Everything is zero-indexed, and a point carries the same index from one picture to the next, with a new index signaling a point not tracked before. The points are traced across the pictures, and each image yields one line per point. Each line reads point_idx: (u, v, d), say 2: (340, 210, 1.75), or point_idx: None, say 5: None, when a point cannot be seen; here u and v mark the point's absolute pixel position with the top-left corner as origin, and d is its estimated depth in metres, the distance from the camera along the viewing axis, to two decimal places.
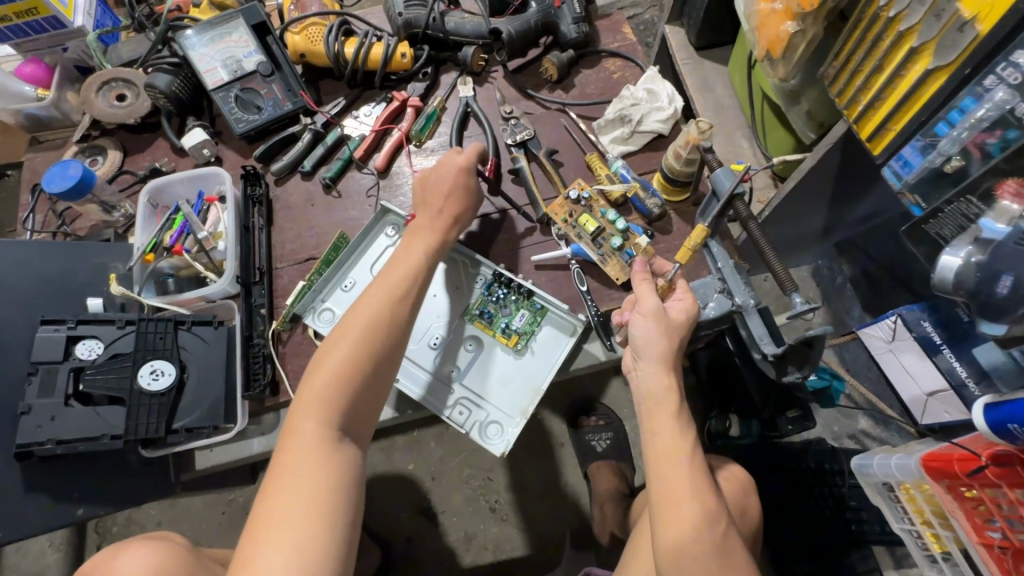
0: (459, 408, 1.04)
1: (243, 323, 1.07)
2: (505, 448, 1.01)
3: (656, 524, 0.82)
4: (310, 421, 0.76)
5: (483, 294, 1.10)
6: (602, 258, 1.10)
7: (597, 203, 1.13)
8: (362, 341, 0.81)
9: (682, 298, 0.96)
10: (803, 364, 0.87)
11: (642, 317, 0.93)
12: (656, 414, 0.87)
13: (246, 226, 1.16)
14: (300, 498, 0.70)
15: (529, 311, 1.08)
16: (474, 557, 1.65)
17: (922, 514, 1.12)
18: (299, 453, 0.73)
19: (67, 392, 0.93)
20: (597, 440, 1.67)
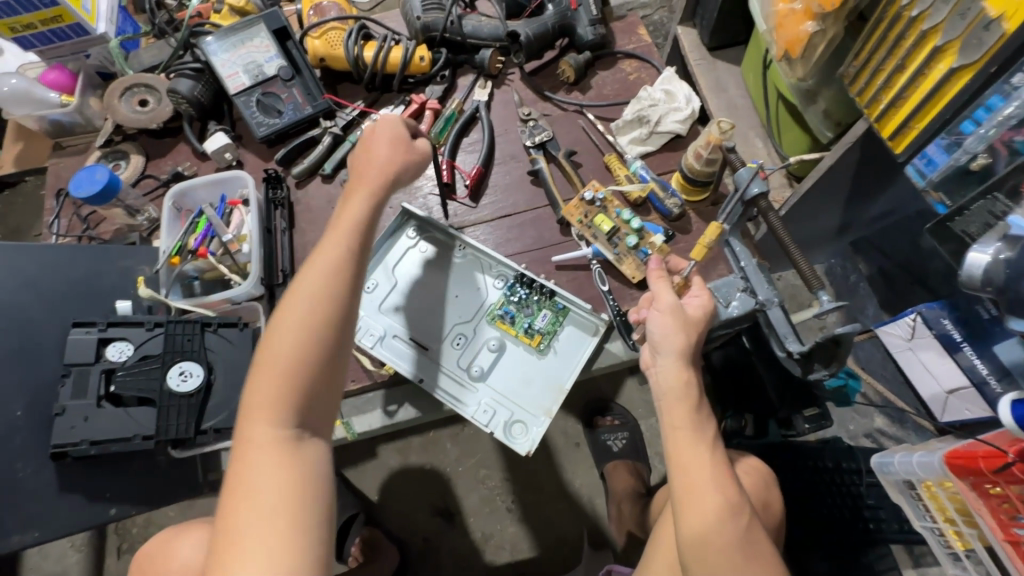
0: (482, 407, 1.04)
1: None
2: (530, 447, 1.01)
3: (680, 519, 0.84)
4: (261, 423, 0.73)
5: (505, 294, 1.11)
6: (617, 257, 1.12)
7: (612, 203, 1.14)
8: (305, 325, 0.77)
9: (698, 294, 0.96)
10: (829, 362, 0.88)
11: (659, 315, 0.93)
12: (676, 407, 0.88)
13: (269, 229, 1.18)
14: (263, 497, 0.69)
15: (551, 311, 1.09)
16: (491, 556, 1.66)
17: (946, 512, 1.12)
18: (253, 461, 0.71)
19: (99, 394, 0.94)
20: (613, 439, 1.68)
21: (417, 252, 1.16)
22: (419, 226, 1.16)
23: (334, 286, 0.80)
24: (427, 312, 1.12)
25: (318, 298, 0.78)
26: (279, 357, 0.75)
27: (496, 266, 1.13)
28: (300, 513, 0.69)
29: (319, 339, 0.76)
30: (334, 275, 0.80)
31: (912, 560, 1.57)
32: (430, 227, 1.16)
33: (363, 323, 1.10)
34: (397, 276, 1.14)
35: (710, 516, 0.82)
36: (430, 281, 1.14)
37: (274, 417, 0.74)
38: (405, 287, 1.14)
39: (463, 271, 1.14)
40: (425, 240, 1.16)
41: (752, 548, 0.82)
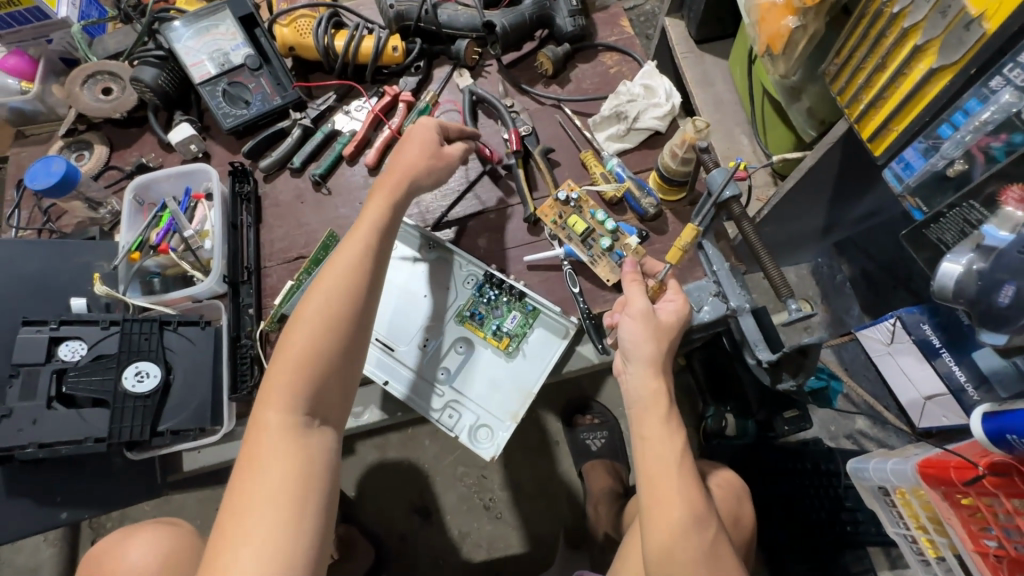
0: (448, 411, 1.02)
1: (230, 322, 1.06)
2: (495, 452, 0.99)
3: (647, 531, 0.81)
4: (273, 409, 0.75)
5: (474, 294, 1.08)
6: (592, 259, 1.08)
7: (586, 204, 1.11)
8: (323, 316, 0.80)
9: (674, 298, 0.93)
10: (796, 370, 0.83)
11: (630, 319, 0.91)
12: (644, 416, 0.86)
13: (234, 224, 1.15)
14: (273, 479, 0.72)
15: (520, 313, 1.06)
16: (467, 555, 1.65)
17: (918, 520, 1.10)
18: (265, 445, 0.74)
19: (49, 395, 0.91)
20: (593, 439, 1.66)
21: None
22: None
23: (353, 286, 0.83)
24: (394, 310, 1.08)
25: (339, 295, 0.81)
26: (298, 348, 0.78)
27: (466, 266, 1.09)
28: (309, 497, 0.72)
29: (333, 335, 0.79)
30: (353, 274, 0.83)
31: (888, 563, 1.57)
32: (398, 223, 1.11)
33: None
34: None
35: (678, 531, 0.79)
36: (398, 278, 1.10)
37: (287, 404, 0.76)
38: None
39: (432, 270, 1.10)
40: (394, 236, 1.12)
41: (719, 564, 0.79)
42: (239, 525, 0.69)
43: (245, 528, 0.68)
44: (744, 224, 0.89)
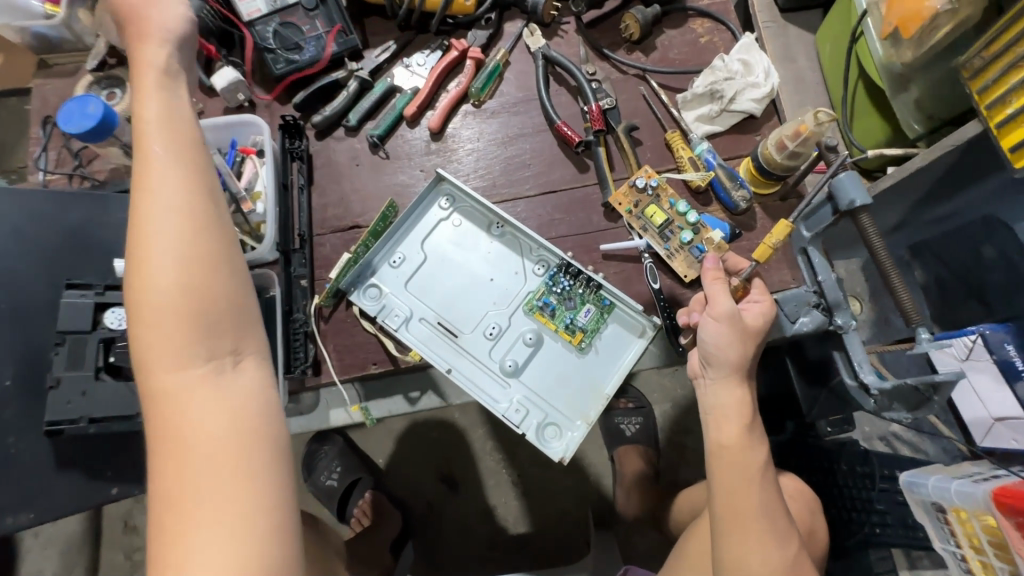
0: (515, 406, 0.96)
1: (283, 295, 0.99)
2: (565, 454, 0.92)
3: (718, 542, 0.79)
4: (161, 370, 0.53)
5: (546, 284, 1.00)
6: (668, 253, 1.01)
7: (665, 192, 1.02)
8: (171, 233, 0.54)
9: (759, 299, 0.85)
10: (913, 407, 0.76)
11: (712, 321, 0.83)
12: (739, 437, 0.80)
13: (286, 185, 1.05)
14: (199, 452, 0.51)
15: (595, 307, 0.99)
16: (494, 527, 1.65)
17: (976, 540, 1.09)
18: (173, 411, 0.52)
19: (98, 365, 0.84)
20: (627, 423, 1.61)
21: (450, 225, 1.04)
22: (453, 197, 1.04)
23: (185, 188, 0.57)
24: (459, 294, 1.01)
25: (168, 207, 0.55)
26: (150, 291, 0.53)
27: (537, 251, 1.02)
28: (261, 452, 0.53)
29: (192, 244, 0.55)
30: (177, 176, 0.57)
31: (908, 561, 1.60)
32: (466, 199, 1.03)
33: (389, 301, 1.00)
34: (426, 251, 1.03)
35: (753, 547, 0.77)
36: (462, 259, 1.03)
37: (181, 357, 0.53)
38: (434, 263, 1.03)
39: (498, 253, 1.03)
40: (461, 214, 1.04)
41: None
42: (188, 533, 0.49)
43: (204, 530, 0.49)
44: (871, 240, 0.77)
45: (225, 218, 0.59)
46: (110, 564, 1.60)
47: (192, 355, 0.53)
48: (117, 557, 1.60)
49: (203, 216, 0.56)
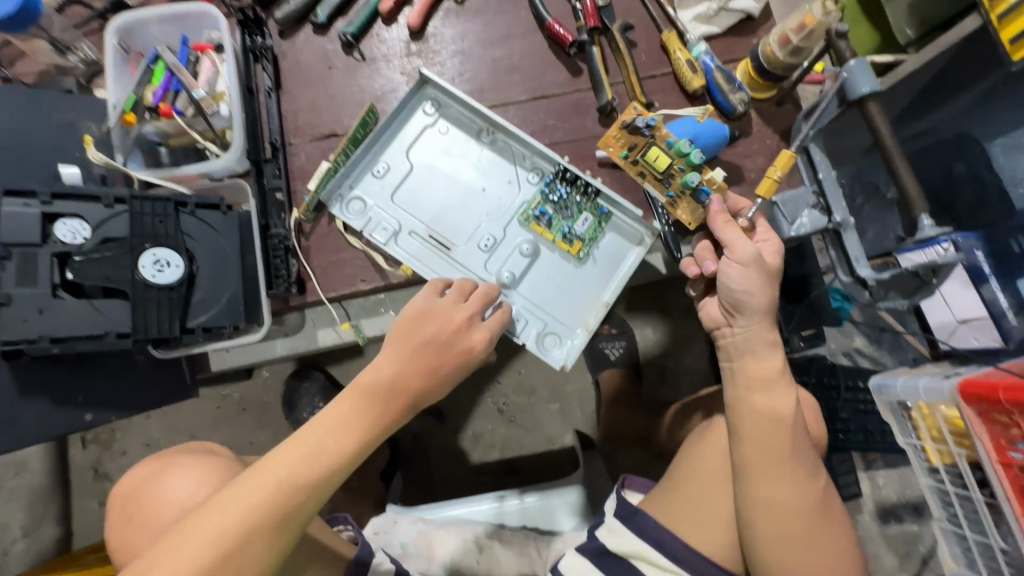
0: (513, 317, 0.95)
1: (258, 208, 0.91)
2: (567, 362, 0.93)
3: (748, 486, 0.82)
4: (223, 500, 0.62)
5: (542, 192, 0.96)
6: (670, 200, 0.93)
7: (662, 130, 0.91)
8: (251, 513, 0.61)
9: (766, 237, 0.83)
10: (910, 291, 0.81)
11: (737, 266, 0.79)
12: (752, 353, 0.82)
13: (250, 88, 0.95)
14: (235, 539, 0.60)
15: (593, 215, 0.95)
16: (481, 454, 1.67)
17: (937, 432, 1.18)
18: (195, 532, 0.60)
19: (54, 282, 0.77)
20: (611, 348, 1.64)
21: (436, 133, 0.98)
22: (438, 102, 0.97)
23: (302, 476, 0.64)
24: (449, 205, 0.96)
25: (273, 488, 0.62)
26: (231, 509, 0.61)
27: (530, 158, 0.96)
28: None
29: (267, 511, 0.61)
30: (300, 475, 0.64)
31: (864, 464, 1.72)
32: (452, 104, 0.96)
33: (375, 214, 0.95)
34: (412, 160, 0.97)
35: (784, 484, 0.81)
36: (450, 169, 0.97)
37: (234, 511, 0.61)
38: (422, 173, 0.97)
39: (488, 161, 0.98)
40: (448, 120, 0.98)
41: (822, 507, 0.83)
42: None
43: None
44: (880, 128, 0.76)
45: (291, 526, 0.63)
46: (84, 512, 1.53)
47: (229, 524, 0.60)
48: (91, 505, 1.54)
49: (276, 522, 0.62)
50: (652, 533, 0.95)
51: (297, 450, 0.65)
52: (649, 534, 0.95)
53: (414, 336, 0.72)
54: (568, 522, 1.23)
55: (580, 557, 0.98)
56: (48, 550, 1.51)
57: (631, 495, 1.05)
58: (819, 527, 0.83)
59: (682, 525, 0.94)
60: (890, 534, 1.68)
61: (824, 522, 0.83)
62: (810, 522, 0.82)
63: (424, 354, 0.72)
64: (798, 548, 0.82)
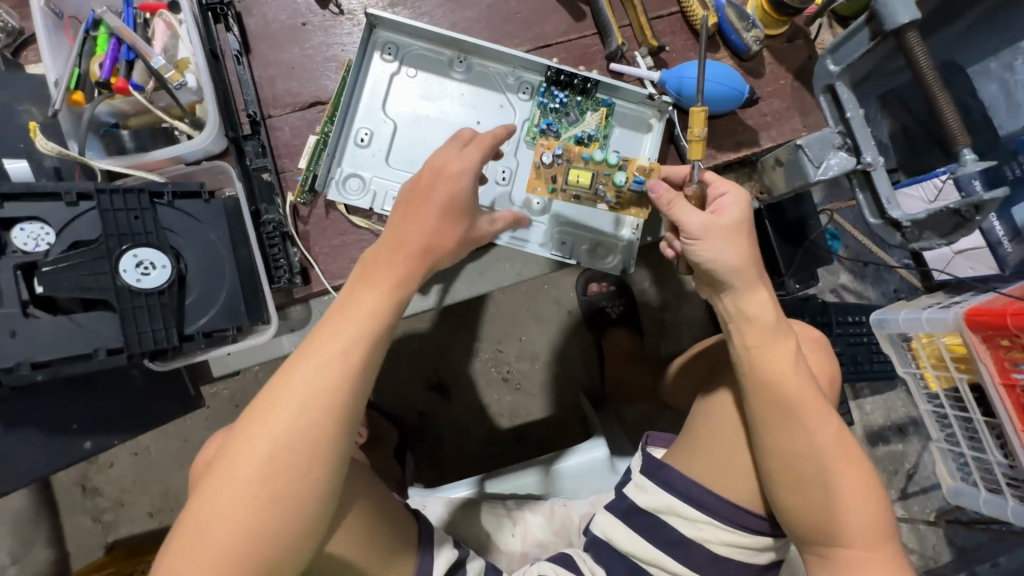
0: (557, 239, 0.91)
1: (246, 192, 0.82)
2: (625, 265, 0.92)
3: (764, 439, 0.75)
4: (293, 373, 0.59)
5: (540, 104, 0.89)
6: (614, 205, 0.87)
7: (574, 148, 0.85)
8: (318, 380, 0.59)
9: (722, 189, 0.77)
10: (947, 230, 0.81)
11: (706, 240, 0.72)
12: (749, 287, 0.73)
13: (216, 53, 0.82)
14: (306, 408, 0.58)
15: (597, 111, 0.90)
16: (488, 425, 1.62)
17: (937, 359, 1.22)
18: (273, 403, 0.59)
19: (24, 298, 0.67)
20: (610, 306, 1.61)
21: (405, 79, 0.87)
22: (394, 45, 0.86)
23: (358, 344, 0.60)
24: None
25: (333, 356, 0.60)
26: (300, 379, 0.59)
27: (515, 74, 0.88)
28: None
29: (332, 377, 0.59)
30: (357, 333, 0.61)
31: (852, 392, 1.68)
32: (409, 41, 0.86)
33: (377, 187, 0.86)
34: (392, 116, 0.87)
35: (802, 432, 0.73)
36: (436, 112, 0.88)
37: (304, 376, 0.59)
38: (407, 128, 0.87)
39: (469, 91, 0.89)
40: (412, 61, 0.87)
41: (846, 455, 0.74)
42: (219, 533, 0.55)
43: (207, 521, 0.55)
44: (919, 59, 0.77)
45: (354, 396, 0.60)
46: (77, 529, 1.39)
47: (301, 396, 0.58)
48: (83, 521, 1.40)
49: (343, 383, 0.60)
50: (680, 486, 0.88)
51: (343, 320, 0.61)
52: (677, 486, 0.89)
53: (423, 203, 0.67)
54: (595, 482, 1.18)
55: (608, 514, 0.93)
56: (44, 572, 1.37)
57: (655, 451, 0.98)
58: (845, 473, 0.73)
59: (708, 475, 0.87)
60: (878, 455, 1.64)
61: (851, 468, 0.73)
62: (835, 469, 0.73)
63: (433, 218, 0.67)
64: (825, 497, 0.72)
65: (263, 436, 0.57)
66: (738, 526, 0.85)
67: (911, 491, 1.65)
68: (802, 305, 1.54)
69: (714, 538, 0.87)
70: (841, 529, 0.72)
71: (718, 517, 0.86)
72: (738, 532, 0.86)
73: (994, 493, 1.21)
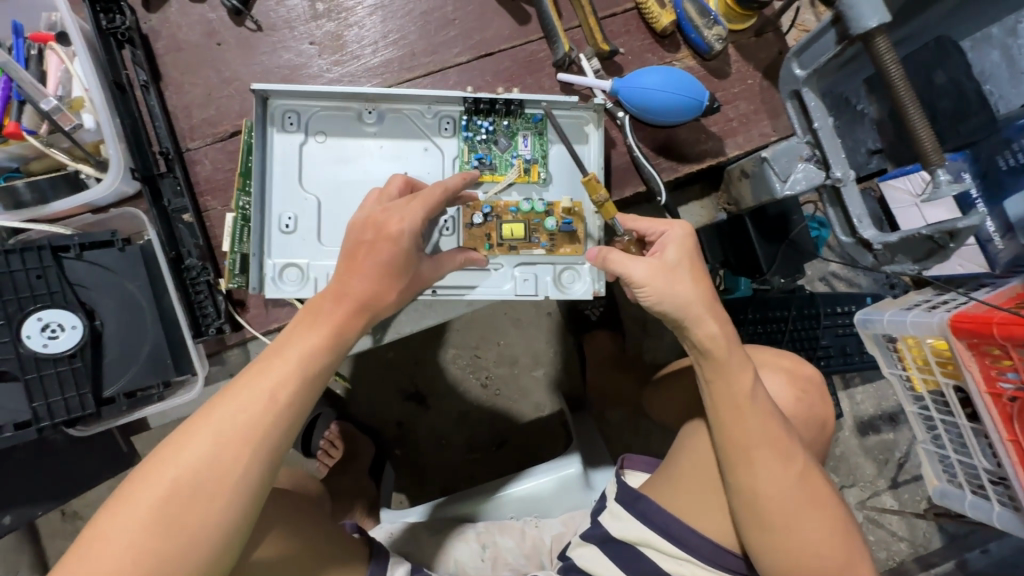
0: (521, 278, 0.83)
1: (163, 238, 0.76)
2: (597, 289, 0.83)
3: (729, 478, 0.70)
4: (215, 409, 0.52)
5: (465, 138, 0.81)
6: (551, 248, 0.83)
7: (501, 205, 0.82)
8: (236, 419, 0.52)
9: (661, 231, 0.72)
10: (921, 256, 0.78)
11: (659, 274, 0.67)
12: (697, 323, 0.67)
13: (120, 84, 0.75)
14: (221, 453, 0.51)
15: (530, 131, 0.82)
16: (467, 433, 1.51)
17: (923, 362, 1.15)
18: (186, 437, 0.51)
19: None
20: (591, 308, 1.52)
21: (316, 144, 0.79)
22: (294, 113, 0.78)
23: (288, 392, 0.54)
24: None
25: (260, 400, 0.53)
26: (219, 417, 0.52)
27: (431, 111, 0.81)
28: None
29: (257, 422, 0.52)
30: (289, 380, 0.54)
31: (842, 382, 1.54)
32: (308, 103, 0.78)
33: (317, 273, 0.78)
34: (313, 190, 0.79)
35: (767, 469, 0.68)
36: (359, 173, 0.80)
37: (222, 418, 0.52)
38: (330, 198, 0.79)
39: (387, 143, 0.81)
40: (318, 125, 0.79)
41: (809, 493, 0.69)
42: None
43: (91, 556, 0.48)
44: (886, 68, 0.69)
45: (276, 447, 0.53)
46: (58, 558, 1.26)
47: (214, 437, 0.51)
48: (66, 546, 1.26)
49: (263, 434, 0.52)
50: (659, 519, 0.78)
51: (279, 364, 0.55)
52: (656, 519, 0.79)
53: (366, 256, 0.60)
54: (568, 498, 1.10)
55: (588, 546, 0.82)
56: None
57: (632, 477, 0.89)
58: (804, 513, 0.68)
59: (688, 509, 0.78)
60: (867, 446, 1.51)
61: (812, 508, 0.69)
62: (796, 508, 0.68)
63: (376, 272, 0.61)
64: (787, 536, 0.68)
65: (170, 472, 0.50)
66: (717, 565, 0.77)
67: (902, 479, 1.52)
68: (789, 299, 1.43)
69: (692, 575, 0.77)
70: (801, 565, 0.69)
71: (699, 557, 0.77)
72: (715, 573, 0.77)
73: (980, 496, 1.16)
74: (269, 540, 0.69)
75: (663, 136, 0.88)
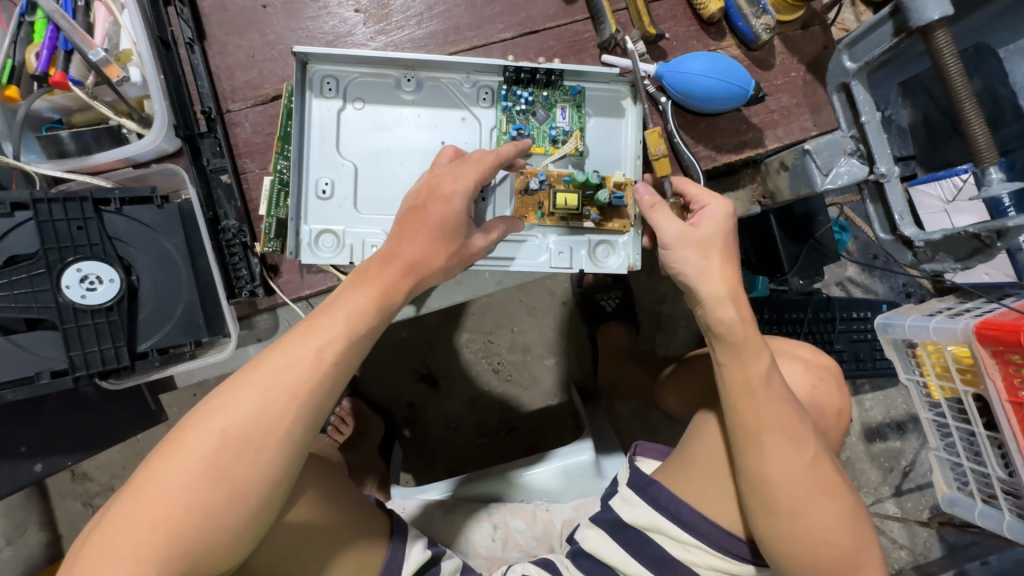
0: (557, 251, 0.83)
1: (202, 197, 0.75)
2: (631, 262, 0.84)
3: (742, 464, 0.68)
4: (266, 362, 0.52)
5: (505, 108, 0.81)
6: (598, 222, 0.83)
7: (553, 175, 0.81)
8: (287, 374, 0.51)
9: (704, 203, 0.72)
10: (964, 254, 0.76)
11: (682, 253, 0.68)
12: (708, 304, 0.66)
13: (166, 41, 0.74)
14: (270, 406, 0.50)
15: (568, 104, 0.82)
16: (477, 418, 1.47)
17: (942, 368, 1.15)
18: (237, 390, 0.50)
19: None
20: (606, 299, 1.46)
21: (353, 111, 0.79)
22: (333, 78, 0.78)
23: (337, 352, 0.53)
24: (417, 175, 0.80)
25: (309, 355, 0.52)
26: (270, 371, 0.51)
27: (470, 80, 0.80)
28: None
29: (306, 378, 0.52)
30: (337, 340, 0.54)
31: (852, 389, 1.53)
32: (350, 70, 0.78)
33: (352, 240, 0.78)
34: (350, 157, 0.79)
35: (780, 456, 0.67)
36: (396, 142, 0.80)
37: (271, 370, 0.51)
38: (367, 166, 0.79)
39: (424, 111, 0.80)
40: (356, 91, 0.78)
41: (821, 480, 0.67)
42: (151, 520, 0.47)
43: (141, 498, 0.47)
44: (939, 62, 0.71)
45: (323, 404, 0.53)
46: (60, 520, 1.24)
47: (266, 390, 0.50)
48: (73, 507, 1.24)
49: (311, 391, 0.52)
50: (670, 506, 0.78)
51: (330, 323, 0.54)
52: (667, 506, 0.78)
53: (416, 222, 0.61)
54: (580, 485, 1.10)
55: (595, 529, 0.83)
56: (39, 557, 1.22)
57: (645, 464, 0.86)
58: (815, 500, 0.67)
59: (701, 498, 0.77)
60: (873, 453, 1.51)
61: (822, 495, 0.67)
62: (806, 495, 0.67)
63: (427, 236, 0.61)
64: (797, 524, 0.67)
65: (219, 421, 0.49)
66: (728, 553, 0.76)
67: (906, 488, 1.51)
68: (807, 301, 1.42)
69: (703, 562, 0.77)
70: (809, 554, 0.67)
71: (710, 544, 0.76)
72: (724, 559, 0.76)
73: (991, 505, 1.16)
74: (304, 502, 0.69)
75: (702, 124, 0.87)
